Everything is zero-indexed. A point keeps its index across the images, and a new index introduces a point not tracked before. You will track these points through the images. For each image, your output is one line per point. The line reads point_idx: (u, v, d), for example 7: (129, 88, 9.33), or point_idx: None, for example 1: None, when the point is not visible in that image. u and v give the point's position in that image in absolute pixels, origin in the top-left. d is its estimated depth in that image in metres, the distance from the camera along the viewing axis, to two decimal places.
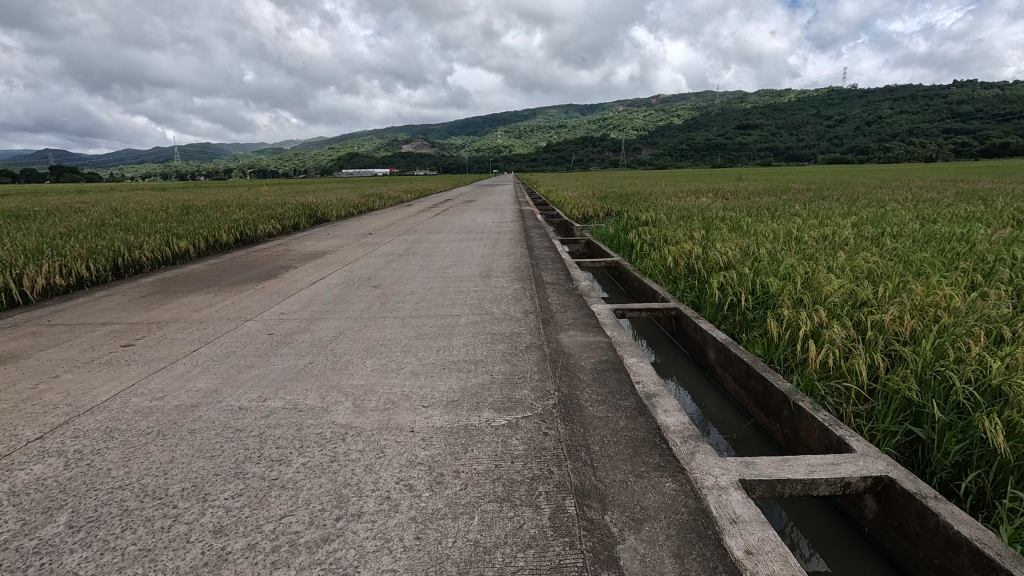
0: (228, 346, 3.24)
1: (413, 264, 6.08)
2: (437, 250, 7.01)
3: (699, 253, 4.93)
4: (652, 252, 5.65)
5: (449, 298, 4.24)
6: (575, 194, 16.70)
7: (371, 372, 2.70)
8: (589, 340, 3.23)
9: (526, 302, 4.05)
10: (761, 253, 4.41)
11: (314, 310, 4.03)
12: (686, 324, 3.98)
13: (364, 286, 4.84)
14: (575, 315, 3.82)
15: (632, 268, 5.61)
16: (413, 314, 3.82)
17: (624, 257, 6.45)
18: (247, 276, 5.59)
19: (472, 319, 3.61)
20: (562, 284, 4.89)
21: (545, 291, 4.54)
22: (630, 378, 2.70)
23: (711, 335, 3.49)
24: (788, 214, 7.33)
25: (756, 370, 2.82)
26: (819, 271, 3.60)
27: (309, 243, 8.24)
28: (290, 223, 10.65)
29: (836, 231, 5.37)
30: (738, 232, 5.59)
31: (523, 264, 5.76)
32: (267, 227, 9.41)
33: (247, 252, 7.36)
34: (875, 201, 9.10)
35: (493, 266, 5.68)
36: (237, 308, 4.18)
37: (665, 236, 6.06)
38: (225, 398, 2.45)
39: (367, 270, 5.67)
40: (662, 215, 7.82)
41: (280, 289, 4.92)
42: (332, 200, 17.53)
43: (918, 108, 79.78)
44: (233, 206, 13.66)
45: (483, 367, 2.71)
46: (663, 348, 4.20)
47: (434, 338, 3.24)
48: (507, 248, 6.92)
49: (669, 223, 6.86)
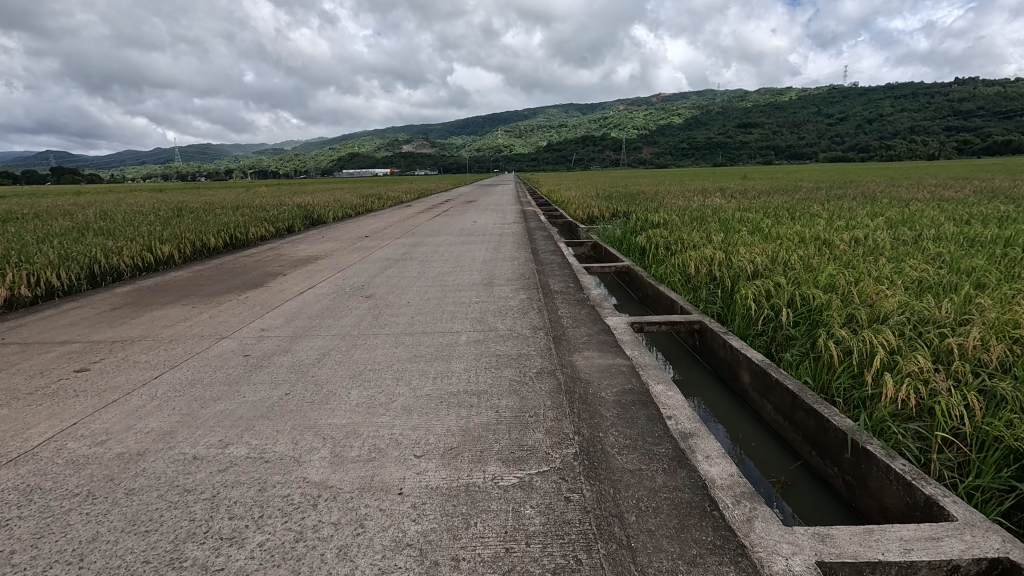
0: (196, 371, 2.84)
1: (410, 270, 5.67)
2: (436, 254, 6.61)
3: (721, 259, 4.54)
4: (668, 257, 5.27)
5: (448, 311, 3.84)
6: (578, 194, 16.30)
7: (356, 408, 2.30)
8: (609, 364, 2.82)
9: (534, 316, 3.64)
10: (792, 259, 4.04)
11: (298, 326, 3.63)
12: (713, 340, 3.58)
13: (357, 297, 4.43)
14: (588, 331, 3.41)
15: (646, 274, 5.22)
16: (408, 330, 3.41)
17: (636, 261, 6.05)
18: (232, 284, 5.19)
19: (475, 337, 3.21)
20: (571, 293, 4.49)
21: (554, 303, 4.14)
22: (660, 414, 2.29)
23: (745, 355, 3.09)
24: (808, 215, 6.93)
25: (805, 402, 2.42)
26: (867, 283, 3.24)
27: (301, 247, 7.83)
28: (284, 226, 10.24)
29: (867, 234, 4.99)
30: (760, 236, 5.20)
31: (528, 270, 5.37)
32: (259, 230, 9.01)
33: (235, 258, 6.96)
34: (895, 201, 8.68)
35: (496, 273, 5.28)
36: (215, 324, 3.78)
37: (681, 240, 5.66)
38: (179, 444, 2.04)
39: (360, 278, 5.26)
40: (673, 217, 7.42)
41: (264, 299, 4.52)
42: (329, 201, 17.12)
43: (920, 106, 79.35)
44: (227, 207, 13.32)
45: (487, 401, 2.31)
46: (686, 365, 3.80)
47: (430, 361, 2.84)
48: (511, 252, 6.52)
49: (683, 225, 6.47)
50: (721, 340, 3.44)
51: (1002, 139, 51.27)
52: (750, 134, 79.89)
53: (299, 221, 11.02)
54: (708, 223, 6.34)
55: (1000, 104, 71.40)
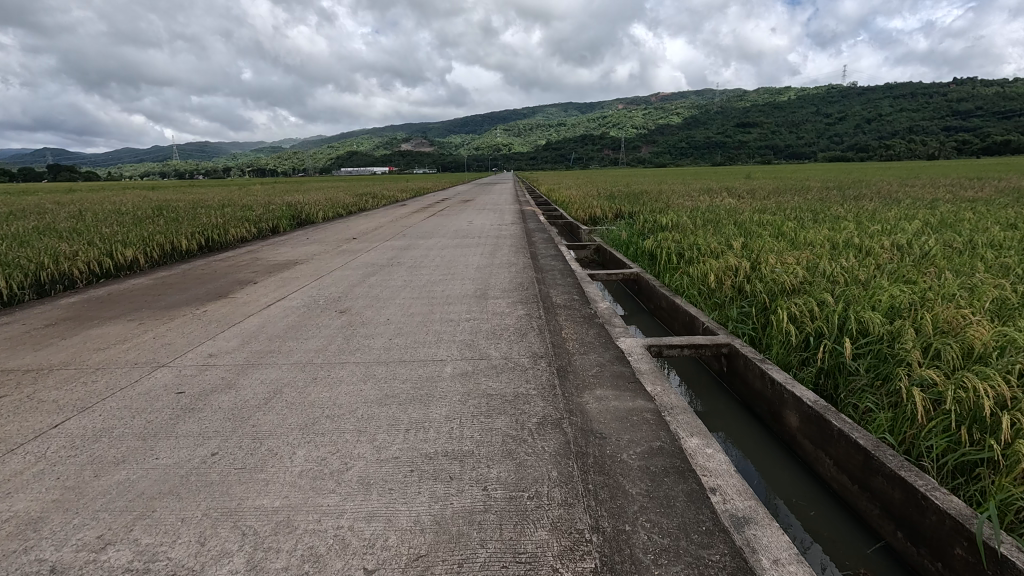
0: (110, 415, 2.26)
1: (396, 278, 5.10)
2: (426, 259, 6.04)
3: (747, 269, 3.98)
4: (684, 265, 4.71)
5: (433, 332, 3.26)
6: (578, 193, 15.75)
7: (298, 480, 1.73)
8: (628, 409, 2.25)
9: (534, 340, 3.06)
10: (834, 269, 3.49)
11: (254, 351, 3.06)
12: (744, 367, 3.04)
13: (330, 312, 3.86)
14: (600, 359, 2.83)
15: (658, 284, 4.66)
16: (383, 358, 2.84)
17: (645, 268, 5.49)
18: (193, 295, 4.61)
19: (463, 369, 2.64)
20: (577, 308, 3.92)
21: (557, 320, 3.57)
22: (704, 489, 1.71)
23: (789, 392, 2.55)
24: (831, 217, 6.36)
25: (886, 466, 1.87)
26: (937, 306, 2.70)
27: (282, 250, 7.26)
28: (267, 227, 9.65)
29: (909, 239, 4.44)
30: (788, 242, 4.63)
31: (527, 279, 4.81)
32: (239, 231, 8.42)
33: (207, 262, 6.37)
34: (919, 202, 8.13)
35: (490, 282, 4.72)
36: (157, 347, 3.20)
37: (696, 244, 5.09)
38: (40, 544, 1.46)
39: (338, 288, 4.68)
40: (684, 218, 6.86)
41: (224, 314, 3.95)
42: (320, 200, 16.50)
43: (921, 105, 78.92)
44: (211, 207, 12.73)
45: (473, 472, 1.73)
46: (713, 395, 3.26)
47: (405, 404, 2.27)
48: (508, 257, 5.96)
49: (696, 228, 5.91)
50: (755, 368, 2.89)
51: (1004, 139, 50.78)
52: (750, 133, 79.38)
53: (284, 221, 10.43)
54: (725, 226, 5.77)
55: (1001, 104, 70.98)
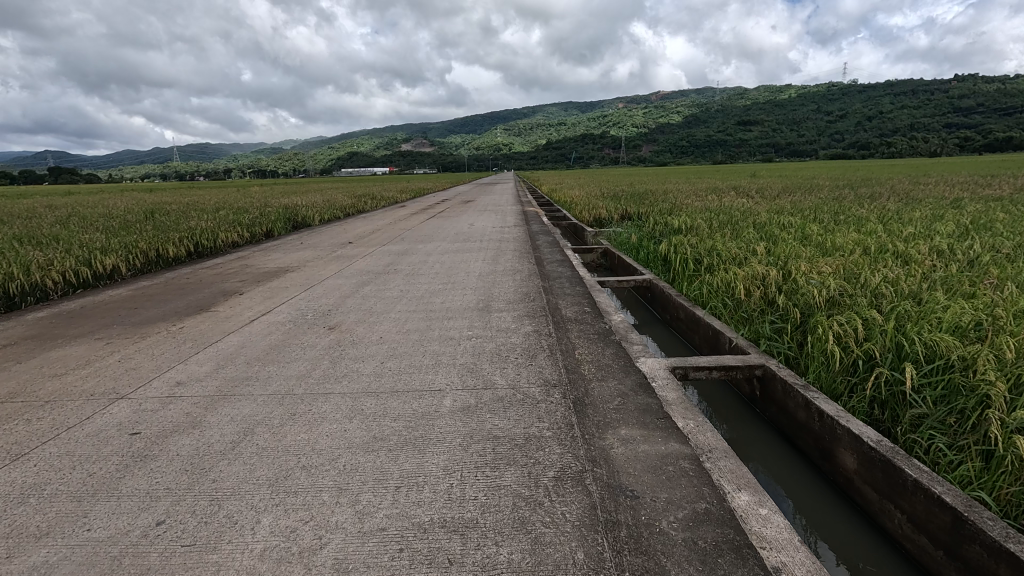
0: (46, 465, 1.91)
1: (392, 288, 4.75)
2: (425, 266, 5.69)
3: (775, 278, 3.62)
4: (703, 273, 4.34)
5: (431, 354, 2.90)
6: (581, 193, 15.40)
7: (258, 565, 1.38)
8: (660, 456, 1.89)
9: (545, 365, 2.70)
10: (878, 279, 3.12)
11: (229, 378, 2.70)
12: (784, 395, 2.69)
13: (318, 329, 3.51)
14: (621, 388, 2.47)
15: (676, 294, 4.31)
16: (373, 389, 2.49)
17: (659, 275, 5.13)
18: (173, 307, 4.27)
19: (464, 403, 2.29)
20: (590, 322, 3.57)
21: (569, 337, 3.21)
22: (768, 572, 1.36)
23: (844, 429, 2.20)
24: (854, 218, 6.00)
25: (987, 536, 1.51)
26: (1011, 328, 2.33)
27: (274, 256, 6.92)
28: (261, 231, 9.32)
29: (950, 244, 4.07)
30: (816, 248, 4.27)
31: (533, 289, 4.46)
32: (229, 235, 8.06)
33: (193, 270, 6.04)
34: (941, 201, 7.75)
35: (493, 292, 4.37)
36: (121, 373, 2.85)
37: (715, 249, 4.73)
38: None
39: (329, 299, 4.33)
40: (697, 220, 6.50)
41: (203, 330, 3.60)
42: (319, 202, 16.18)
43: (923, 102, 78.43)
44: (206, 209, 12.40)
45: (476, 554, 1.38)
46: (746, 424, 2.91)
47: (396, 451, 1.91)
48: (512, 264, 5.61)
49: (712, 231, 5.55)
50: (798, 397, 2.54)
51: (1009, 136, 50.33)
52: (752, 131, 78.94)
53: (278, 224, 10.07)
54: (742, 229, 5.41)
55: (1004, 100, 70.48)
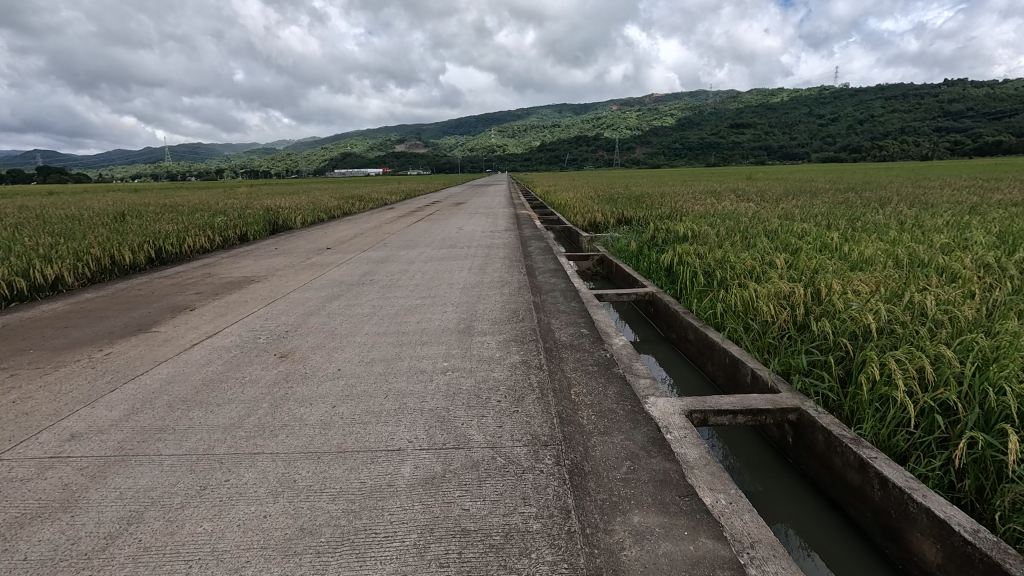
0: None
1: (364, 302, 4.21)
2: (405, 277, 5.16)
3: (804, 297, 3.11)
4: (716, 288, 3.83)
5: (395, 396, 2.37)
6: (576, 196, 14.91)
7: None
8: (689, 565, 1.37)
9: (534, 412, 2.18)
10: (933, 302, 2.61)
11: (139, 427, 2.16)
12: (828, 448, 2.17)
13: (267, 358, 2.97)
14: (629, 448, 1.96)
15: (685, 313, 3.81)
16: (314, 447, 1.95)
17: (663, 289, 4.63)
18: (108, 326, 3.72)
19: (427, 472, 1.76)
20: (587, 349, 3.05)
21: (563, 370, 2.69)
22: None
23: (919, 508, 1.69)
24: (873, 225, 5.52)
25: None
26: None
27: (242, 263, 6.36)
28: (235, 235, 8.74)
29: (995, 257, 3.58)
30: (842, 260, 3.78)
31: (523, 305, 3.94)
32: (197, 240, 7.47)
33: (149, 279, 5.47)
34: (959, 206, 7.28)
35: (478, 309, 3.85)
36: (9, 418, 2.29)
37: (727, 260, 4.22)
38: None
39: (289, 318, 3.78)
40: (703, 226, 6.00)
41: (132, 357, 3.05)
42: (303, 204, 15.59)
43: (915, 106, 78.71)
44: (182, 211, 11.80)
45: None
46: (778, 479, 2.39)
47: (325, 558, 1.38)
48: (501, 274, 5.09)
49: (721, 239, 5.05)
50: (848, 455, 2.03)
51: (1001, 139, 50.38)
52: (746, 133, 78.87)
53: (255, 228, 9.49)
54: (756, 236, 4.90)
55: (995, 104, 70.85)
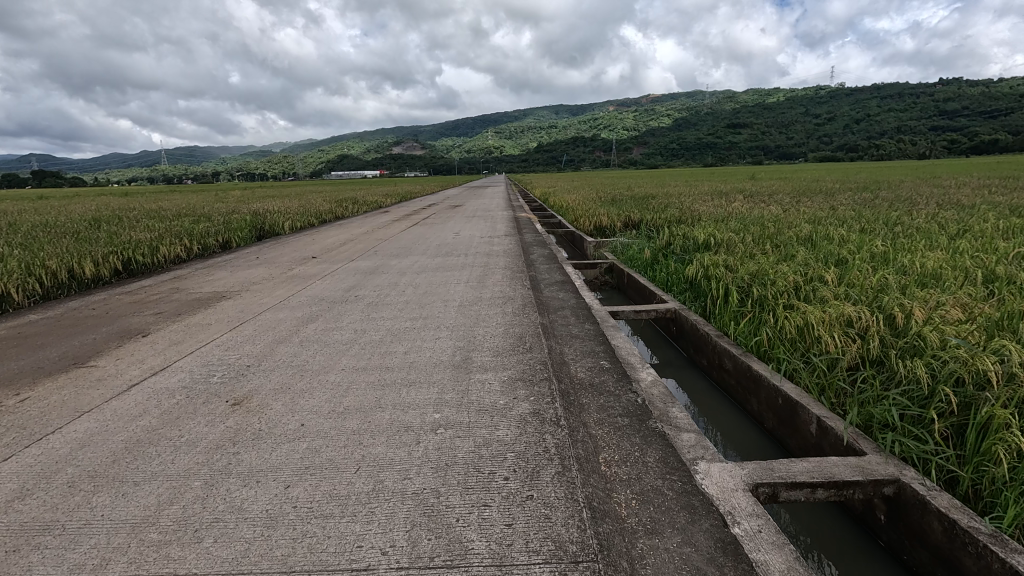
0: None
1: (345, 325, 3.64)
2: (395, 292, 4.58)
3: (876, 325, 2.55)
4: (756, 309, 3.28)
5: (369, 471, 1.80)
6: (577, 198, 14.35)
7: None
8: None
9: (555, 500, 1.61)
10: None
11: (16, 525, 1.58)
12: (950, 543, 1.60)
13: (216, 406, 2.39)
14: (692, 562, 1.39)
15: (721, 338, 3.25)
16: (247, 566, 1.38)
17: (687, 305, 4.07)
18: (37, 359, 3.12)
19: None
20: (612, 391, 2.48)
21: (585, 424, 2.12)
22: None
23: None
24: (914, 229, 4.98)
25: None
26: None
27: (217, 276, 5.77)
28: (216, 242, 8.15)
29: None
30: (905, 276, 3.22)
31: (530, 330, 3.37)
32: (172, 249, 6.88)
33: (108, 296, 4.89)
34: (996, 208, 6.73)
35: (476, 336, 3.28)
36: None
37: (763, 272, 3.66)
38: None
39: (254, 347, 3.21)
40: (724, 232, 5.44)
41: (51, 405, 2.47)
42: (293, 207, 14.98)
43: (913, 104, 78.39)
44: (164, 217, 11.18)
45: None
46: (873, 573, 1.82)
47: None
48: (503, 290, 4.52)
49: (750, 247, 4.49)
50: (990, 561, 1.46)
51: (1000, 138, 50.02)
52: (744, 132, 78.52)
53: (237, 234, 8.89)
54: (790, 245, 4.35)
55: (994, 103, 70.47)
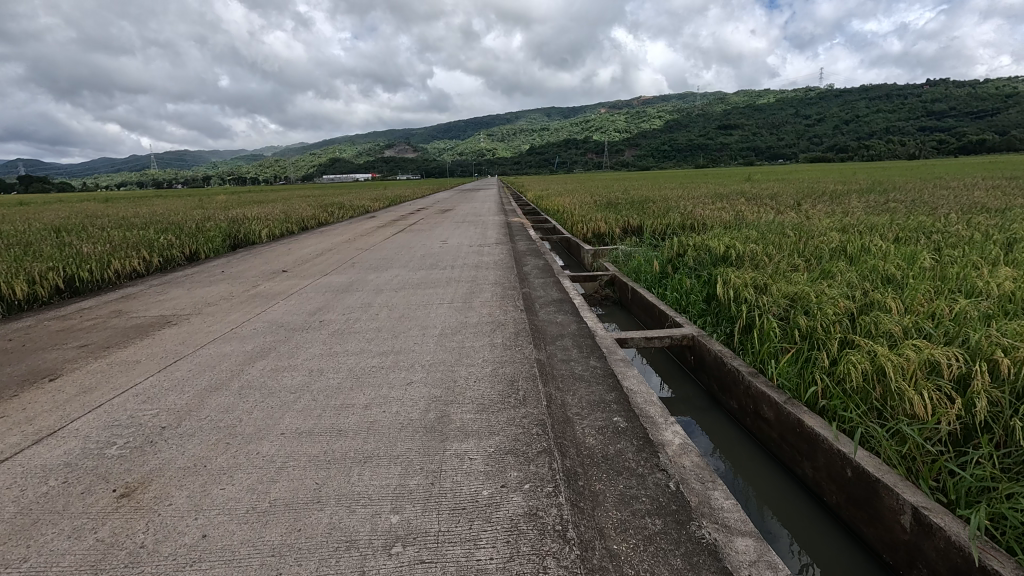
0: None
1: (299, 364, 3.01)
2: (366, 316, 3.96)
3: (975, 377, 1.96)
4: (802, 345, 2.68)
5: None
6: (570, 202, 13.76)
7: None
8: None
9: None
10: None
11: None
12: None
13: (95, 500, 1.75)
14: None
15: (759, 382, 2.65)
16: None
17: (708, 331, 3.48)
18: None
19: None
20: (634, 469, 1.87)
21: (604, 535, 1.50)
22: None
23: None
24: (955, 239, 4.41)
25: None
26: None
27: (171, 295, 5.12)
28: (180, 254, 7.47)
29: None
30: (982, 302, 2.64)
31: (523, 370, 2.76)
32: (126, 263, 6.19)
33: (36, 323, 4.22)
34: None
35: (457, 380, 2.65)
36: None
37: (802, 294, 3.07)
38: None
39: (178, 397, 2.56)
40: (741, 241, 4.84)
41: None
42: (275, 213, 14.31)
43: (902, 105, 78.66)
44: (133, 225, 10.49)
45: None
46: None
47: None
48: (491, 313, 3.90)
49: (776, 260, 3.90)
50: None
51: (989, 138, 50.09)
52: (737, 134, 78.47)
53: (206, 245, 8.21)
54: (825, 258, 3.77)
55: (982, 103, 70.75)
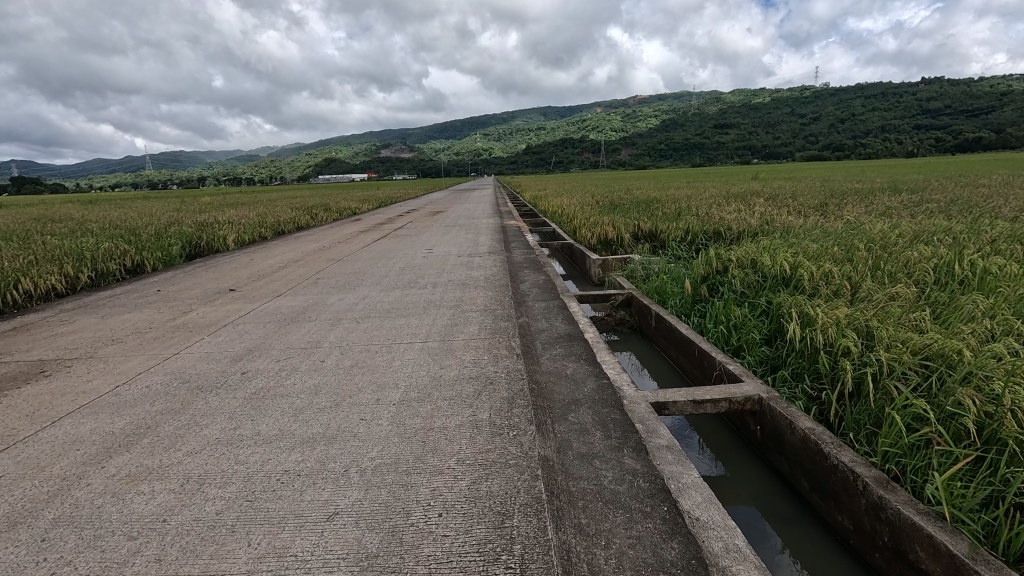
0: None
1: (173, 463, 1.95)
2: (304, 366, 2.90)
3: None
4: (981, 448, 1.72)
5: None
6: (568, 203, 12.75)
7: None
8: None
9: None
10: None
11: None
12: None
13: None
14: None
15: (911, 504, 1.63)
16: None
17: (787, 393, 2.49)
18: None
19: None
20: None
21: None
22: None
23: None
24: None
25: None
26: None
27: (74, 325, 4.06)
28: (120, 267, 6.41)
29: None
30: None
31: (524, 483, 1.71)
32: (39, 283, 5.11)
33: None
34: None
35: (411, 508, 1.60)
36: None
37: (948, 353, 2.11)
38: None
39: None
40: (799, 254, 3.84)
41: None
42: (253, 217, 13.30)
43: (899, 103, 77.94)
44: (86, 232, 9.42)
45: None
46: None
47: None
48: (475, 361, 2.84)
49: (867, 288, 2.91)
50: None
51: (987, 136, 49.33)
52: (734, 131, 77.62)
53: (155, 253, 7.14)
54: (936, 288, 2.80)
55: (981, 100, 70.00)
